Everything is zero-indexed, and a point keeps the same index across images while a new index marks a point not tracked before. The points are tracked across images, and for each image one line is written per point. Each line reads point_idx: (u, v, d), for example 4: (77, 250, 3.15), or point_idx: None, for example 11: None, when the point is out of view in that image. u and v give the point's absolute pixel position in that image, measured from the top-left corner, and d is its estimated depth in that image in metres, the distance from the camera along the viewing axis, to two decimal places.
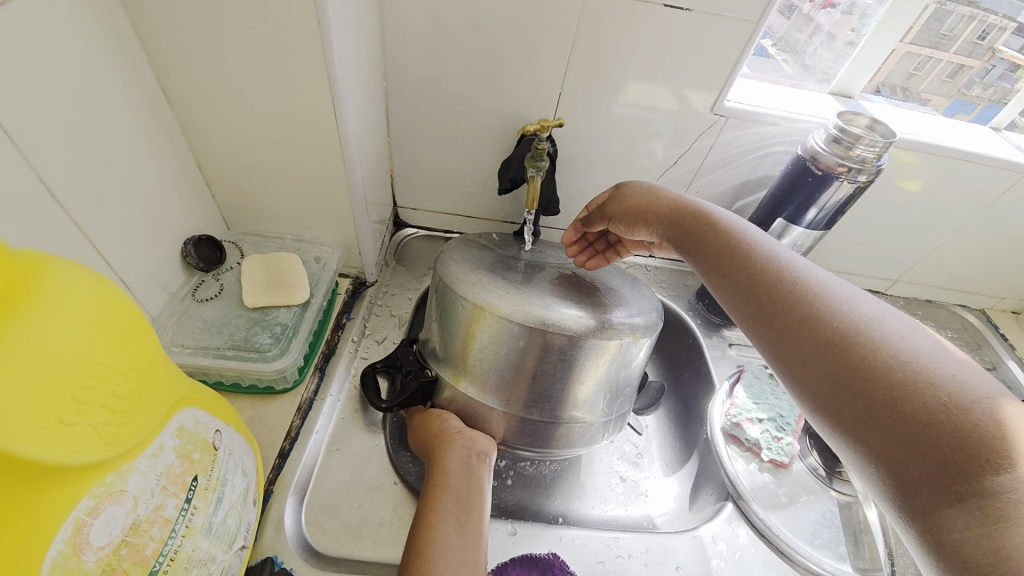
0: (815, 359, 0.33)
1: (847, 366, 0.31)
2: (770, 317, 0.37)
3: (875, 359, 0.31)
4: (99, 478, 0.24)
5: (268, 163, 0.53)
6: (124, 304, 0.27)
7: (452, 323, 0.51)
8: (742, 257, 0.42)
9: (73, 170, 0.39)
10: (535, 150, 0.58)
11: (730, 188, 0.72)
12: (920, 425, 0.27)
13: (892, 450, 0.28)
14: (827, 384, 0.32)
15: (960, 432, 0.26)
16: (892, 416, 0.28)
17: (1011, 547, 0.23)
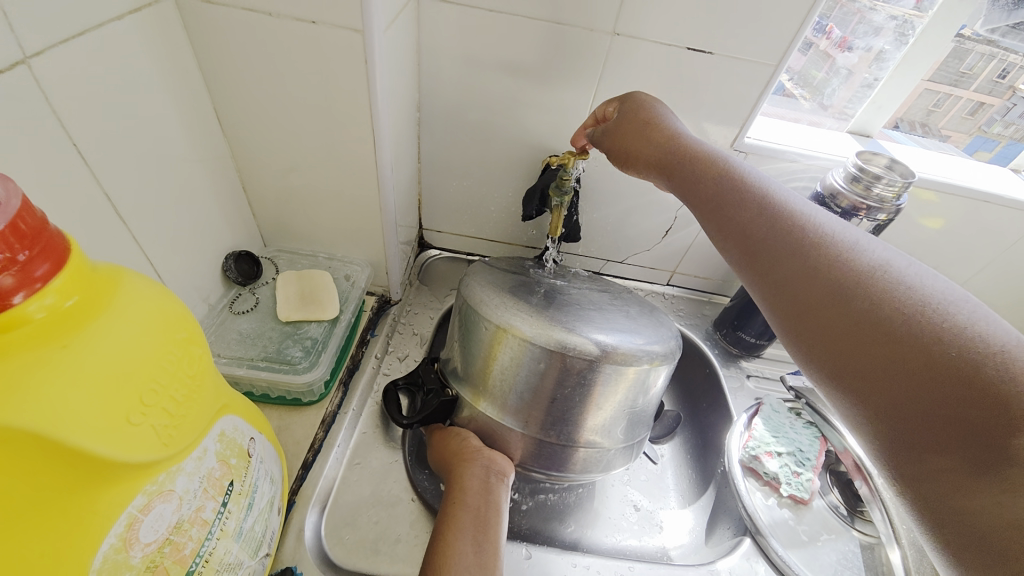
0: (844, 318, 0.32)
1: (872, 326, 0.31)
2: (803, 291, 0.35)
3: (902, 317, 0.30)
4: (153, 477, 0.26)
5: (307, 186, 0.56)
6: (184, 315, 0.29)
7: (475, 344, 0.52)
8: (733, 213, 0.41)
9: (135, 188, 0.42)
10: (560, 181, 0.60)
11: None
12: (934, 368, 0.27)
13: (922, 421, 0.27)
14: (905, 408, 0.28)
15: (957, 361, 0.27)
16: (911, 363, 0.28)
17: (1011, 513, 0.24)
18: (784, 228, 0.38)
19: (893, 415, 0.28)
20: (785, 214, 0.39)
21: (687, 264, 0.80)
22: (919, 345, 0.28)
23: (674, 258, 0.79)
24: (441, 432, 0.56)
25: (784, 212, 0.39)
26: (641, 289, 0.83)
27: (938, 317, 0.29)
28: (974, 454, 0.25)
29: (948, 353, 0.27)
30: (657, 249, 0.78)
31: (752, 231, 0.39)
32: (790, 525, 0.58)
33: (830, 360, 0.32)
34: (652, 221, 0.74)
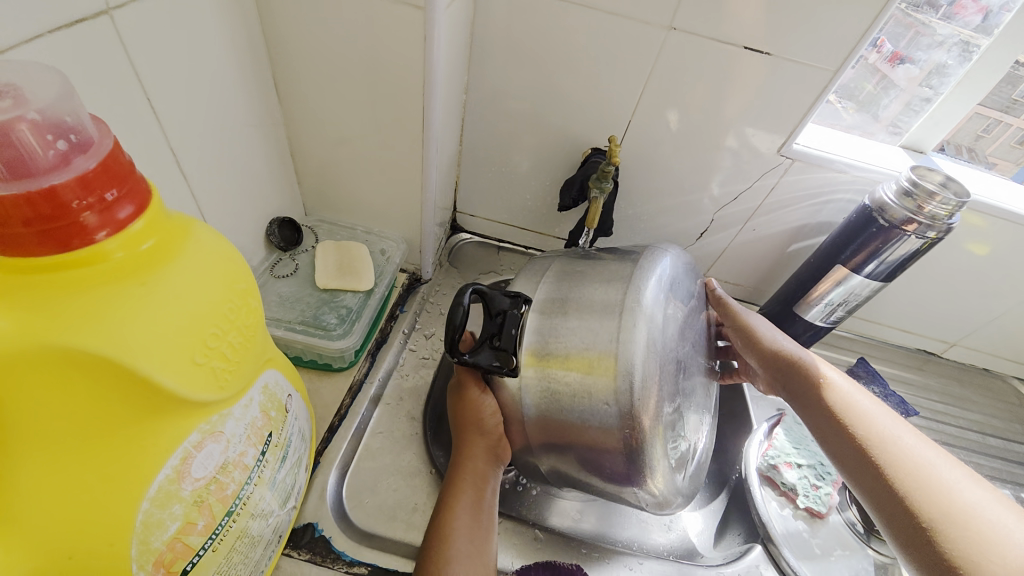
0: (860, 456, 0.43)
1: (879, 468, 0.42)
2: (832, 433, 0.46)
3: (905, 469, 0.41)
4: (206, 417, 0.27)
5: (353, 158, 0.57)
6: (244, 269, 0.30)
7: (580, 336, 0.43)
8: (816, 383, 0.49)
9: (196, 146, 0.44)
10: (601, 172, 0.60)
11: (788, 229, 0.71)
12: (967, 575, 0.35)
13: None
14: None
15: (929, 516, 0.38)
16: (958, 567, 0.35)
17: None
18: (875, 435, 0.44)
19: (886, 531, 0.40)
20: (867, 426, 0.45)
21: (718, 269, 0.79)
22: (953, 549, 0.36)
23: (707, 261, 0.78)
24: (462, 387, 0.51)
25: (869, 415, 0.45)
26: None
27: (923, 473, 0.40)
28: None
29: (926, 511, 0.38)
30: (689, 251, 0.77)
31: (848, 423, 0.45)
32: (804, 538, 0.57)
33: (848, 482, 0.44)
34: (687, 223, 0.73)
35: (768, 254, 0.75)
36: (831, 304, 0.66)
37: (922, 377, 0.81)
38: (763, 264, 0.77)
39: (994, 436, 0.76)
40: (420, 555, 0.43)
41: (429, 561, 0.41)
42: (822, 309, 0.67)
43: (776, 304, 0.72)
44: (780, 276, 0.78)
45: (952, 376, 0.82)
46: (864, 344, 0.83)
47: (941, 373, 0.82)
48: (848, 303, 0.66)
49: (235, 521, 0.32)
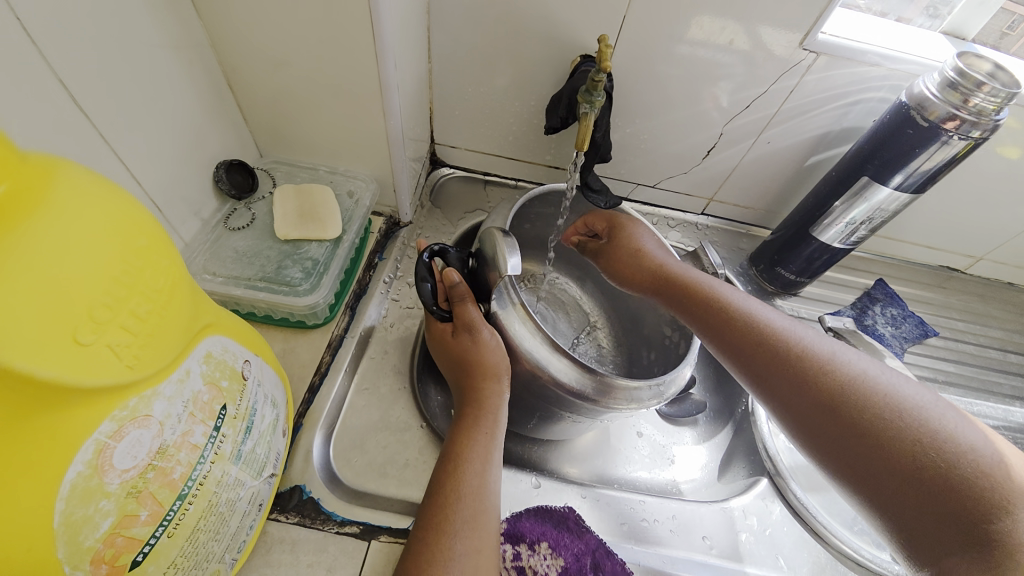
0: (859, 453, 0.35)
1: (887, 455, 0.33)
2: (817, 407, 0.38)
3: (901, 436, 0.33)
4: (122, 401, 0.23)
5: (301, 85, 0.49)
6: (143, 219, 0.24)
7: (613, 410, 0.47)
8: (731, 318, 0.45)
9: (97, 76, 0.36)
10: (591, 83, 0.50)
11: (806, 139, 0.63)
12: (921, 476, 0.32)
13: (900, 497, 0.32)
14: (890, 489, 0.33)
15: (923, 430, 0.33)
16: (893, 475, 0.33)
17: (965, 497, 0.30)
18: (807, 380, 0.39)
19: (906, 531, 0.32)
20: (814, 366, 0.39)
21: (727, 192, 0.72)
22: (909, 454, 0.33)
23: (714, 183, 0.71)
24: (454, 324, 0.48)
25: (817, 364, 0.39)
26: (673, 218, 0.76)
27: (925, 433, 0.33)
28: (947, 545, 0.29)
29: (964, 481, 0.30)
30: (695, 172, 0.70)
31: (784, 384, 0.40)
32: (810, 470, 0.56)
33: (855, 475, 0.35)
34: (693, 140, 0.65)
35: (783, 171, 0.68)
36: (854, 223, 0.59)
37: (943, 295, 0.76)
38: (777, 182, 0.69)
39: (1014, 352, 0.72)
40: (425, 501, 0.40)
41: (439, 517, 0.38)
42: (843, 228, 0.60)
43: (792, 223, 0.65)
44: (795, 194, 0.70)
45: (974, 292, 0.77)
46: (882, 264, 0.77)
47: (964, 290, 0.77)
48: (872, 221, 0.59)
49: (193, 503, 0.29)
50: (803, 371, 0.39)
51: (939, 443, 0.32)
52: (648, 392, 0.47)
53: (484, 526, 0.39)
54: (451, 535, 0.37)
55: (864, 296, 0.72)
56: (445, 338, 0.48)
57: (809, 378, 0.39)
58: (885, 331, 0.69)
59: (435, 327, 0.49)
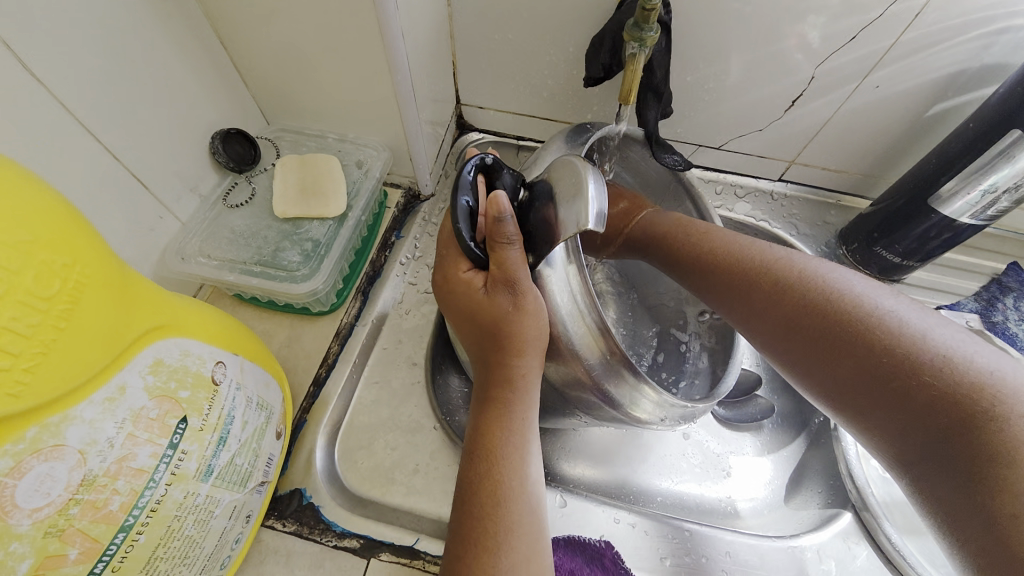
0: (855, 388, 0.31)
1: (883, 378, 0.30)
2: (808, 342, 0.34)
3: (892, 356, 0.30)
4: (14, 434, 0.19)
5: (294, 38, 0.42)
6: (28, 206, 0.19)
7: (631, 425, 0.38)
8: (711, 255, 0.41)
9: (49, 37, 0.31)
10: (641, 14, 0.38)
11: (930, 82, 0.48)
12: (928, 400, 0.28)
13: (911, 429, 0.29)
14: (894, 419, 0.29)
15: (909, 342, 0.30)
16: (900, 403, 0.29)
17: (969, 413, 0.27)
18: (793, 310, 0.35)
19: (922, 474, 0.28)
20: (795, 291, 0.35)
21: (814, 152, 0.58)
22: (903, 372, 0.29)
23: (797, 142, 0.57)
24: (489, 275, 0.34)
25: (801, 289, 0.35)
26: (742, 186, 0.63)
27: (913, 344, 0.30)
28: (948, 466, 0.27)
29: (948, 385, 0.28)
30: (773, 129, 0.56)
31: (769, 315, 0.36)
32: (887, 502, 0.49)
33: (857, 412, 0.31)
34: (772, 88, 0.52)
35: (891, 126, 0.53)
36: (994, 191, 0.45)
37: None
38: (883, 140, 0.55)
39: None
40: (455, 513, 0.31)
41: (481, 528, 0.29)
42: (978, 200, 0.46)
43: (903, 195, 0.51)
44: (907, 155, 0.56)
45: None
46: None
47: None
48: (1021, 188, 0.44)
49: (145, 532, 0.25)
50: (783, 303, 0.35)
51: (940, 357, 0.29)
52: (672, 415, 0.37)
53: (540, 543, 0.30)
54: (496, 552, 0.28)
55: (993, 284, 0.58)
56: (472, 297, 0.34)
57: (790, 307, 0.35)
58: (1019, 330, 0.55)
59: (457, 272, 0.34)
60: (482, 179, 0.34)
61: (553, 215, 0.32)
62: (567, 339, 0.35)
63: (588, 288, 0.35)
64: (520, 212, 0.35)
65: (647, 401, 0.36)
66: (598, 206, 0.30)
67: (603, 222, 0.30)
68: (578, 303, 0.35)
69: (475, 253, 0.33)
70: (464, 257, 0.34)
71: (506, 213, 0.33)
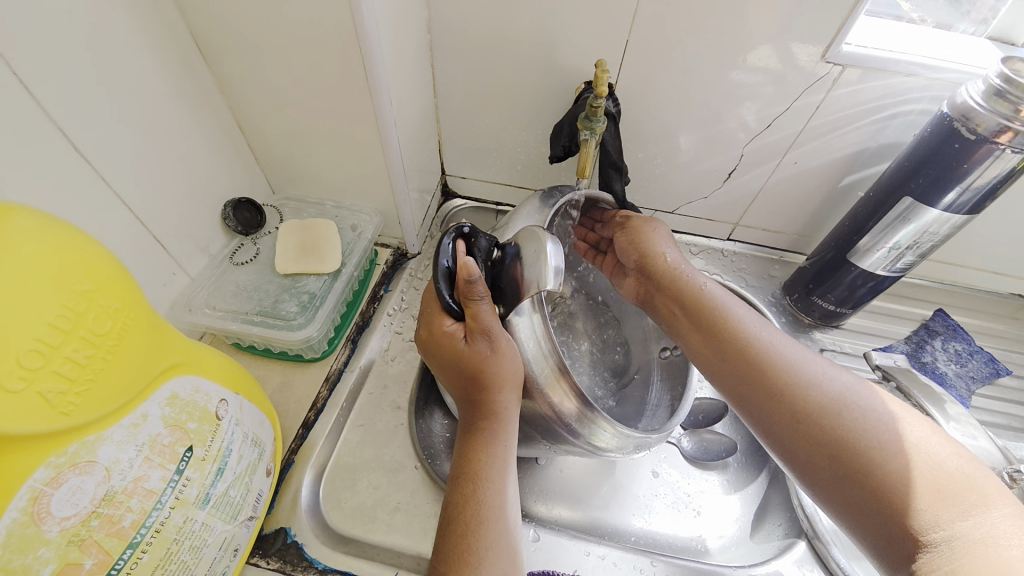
0: (820, 455, 0.36)
1: (848, 462, 0.34)
2: (769, 395, 0.39)
3: (839, 432, 0.35)
4: (59, 448, 0.23)
5: (303, 124, 0.50)
6: (94, 260, 0.25)
7: (593, 454, 0.42)
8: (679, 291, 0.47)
9: (102, 128, 0.38)
10: (590, 109, 0.48)
11: (839, 158, 0.58)
12: (871, 477, 0.33)
13: (860, 493, 0.34)
14: (838, 478, 0.35)
15: (851, 425, 0.35)
16: (844, 470, 0.34)
17: (898, 481, 0.33)
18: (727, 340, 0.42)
19: (845, 499, 0.34)
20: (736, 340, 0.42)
21: (754, 215, 0.67)
22: (855, 450, 0.34)
23: (739, 207, 0.66)
24: (467, 327, 0.39)
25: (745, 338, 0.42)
26: (695, 244, 0.71)
27: (857, 426, 0.35)
28: (872, 509, 0.33)
29: (879, 453, 0.34)
30: (715, 196, 0.65)
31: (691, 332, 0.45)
32: (995, 464, 0.47)
33: (783, 439, 0.38)
34: (710, 163, 0.61)
35: (814, 193, 0.62)
36: (899, 247, 0.53)
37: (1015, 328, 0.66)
38: (809, 205, 0.64)
39: None
40: (439, 529, 0.34)
41: (461, 547, 0.32)
42: (887, 254, 0.54)
43: (828, 251, 0.59)
44: (831, 217, 0.64)
45: None
46: (942, 293, 0.68)
47: None
48: (920, 246, 0.52)
49: (148, 552, 0.28)
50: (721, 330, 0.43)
51: (887, 436, 0.35)
52: (633, 442, 0.41)
53: (516, 565, 0.33)
54: (474, 566, 0.31)
55: (922, 328, 0.65)
56: (453, 345, 0.38)
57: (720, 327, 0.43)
58: (947, 370, 0.62)
59: (440, 325, 0.39)
60: (461, 243, 0.40)
61: (521, 274, 0.39)
62: (534, 378, 0.40)
63: (551, 336, 0.39)
64: (492, 269, 0.41)
65: (606, 432, 0.40)
66: (554, 264, 0.38)
67: (559, 276, 0.38)
68: (541, 347, 0.40)
69: (453, 307, 0.39)
70: (445, 313, 0.40)
71: (476, 275, 0.38)
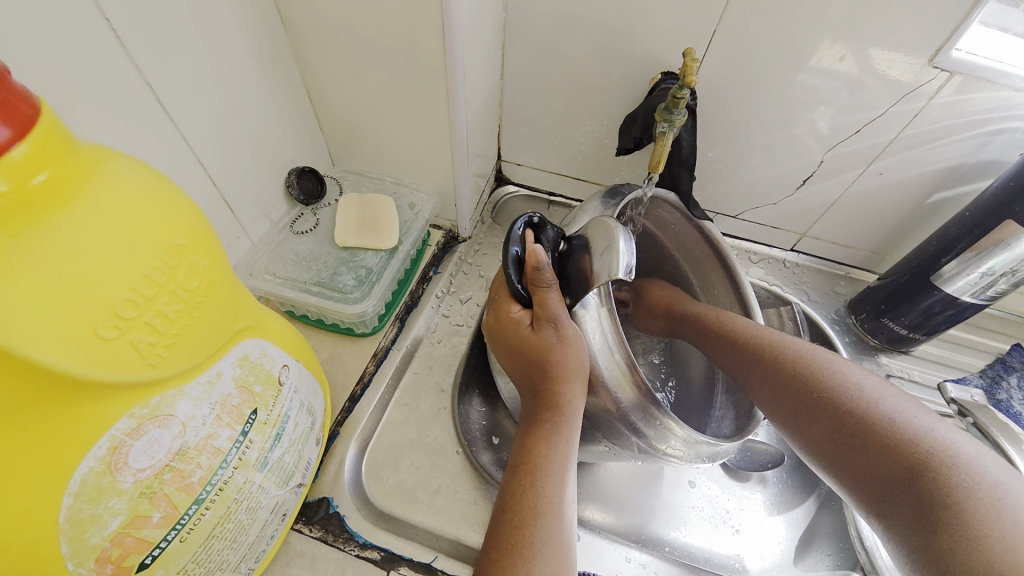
0: (851, 438, 0.36)
1: (884, 451, 0.34)
2: (798, 402, 0.40)
3: (862, 418, 0.36)
4: (141, 400, 0.23)
5: (371, 95, 0.49)
6: (185, 217, 0.24)
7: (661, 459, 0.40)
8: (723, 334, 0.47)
9: (184, 85, 0.38)
10: (671, 100, 0.45)
11: (930, 172, 0.54)
12: (911, 480, 0.32)
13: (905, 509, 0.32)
14: (871, 458, 0.34)
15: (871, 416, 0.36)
16: (877, 456, 0.34)
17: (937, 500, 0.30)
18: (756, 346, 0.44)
19: (884, 504, 0.33)
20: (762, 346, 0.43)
21: (824, 226, 0.63)
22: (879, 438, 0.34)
23: (808, 216, 0.63)
24: (534, 315, 0.38)
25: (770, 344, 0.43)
26: (755, 252, 0.68)
27: (873, 410, 0.36)
28: (910, 496, 0.32)
29: (907, 441, 0.33)
30: (784, 203, 0.62)
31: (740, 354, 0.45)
32: None
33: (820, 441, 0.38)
34: (784, 168, 0.58)
35: (895, 208, 0.58)
36: (992, 273, 0.49)
37: None
38: (888, 220, 0.60)
39: None
40: (494, 514, 0.34)
41: (517, 536, 0.32)
42: (976, 279, 0.50)
43: (906, 274, 0.55)
44: (911, 235, 0.60)
45: None
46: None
47: None
48: (1017, 272, 0.48)
49: (210, 509, 0.28)
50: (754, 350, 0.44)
51: (916, 434, 0.34)
52: (708, 451, 0.39)
53: (570, 562, 0.32)
54: (529, 557, 0.31)
55: (998, 362, 0.60)
56: (519, 332, 0.38)
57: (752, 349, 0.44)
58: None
59: (506, 311, 0.39)
60: (531, 232, 0.39)
61: (589, 266, 0.37)
62: (600, 373, 0.38)
63: (618, 329, 0.38)
64: (559, 261, 0.40)
65: (677, 439, 0.38)
66: (626, 257, 0.35)
67: (631, 275, 0.36)
68: (608, 342, 0.38)
69: (520, 294, 0.38)
70: (513, 299, 0.39)
71: (543, 263, 0.37)
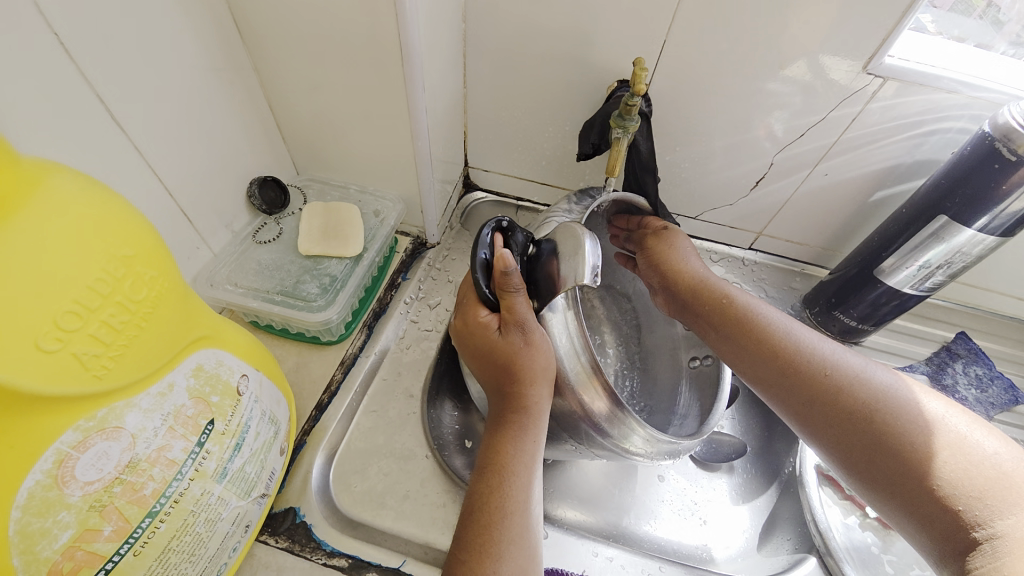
0: (841, 417, 0.37)
1: (872, 433, 0.35)
2: (784, 375, 0.40)
3: (852, 398, 0.37)
4: (88, 412, 0.23)
5: (332, 104, 0.50)
6: (132, 227, 0.25)
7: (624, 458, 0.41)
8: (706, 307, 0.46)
9: (137, 97, 0.38)
10: (624, 107, 0.47)
11: (871, 172, 0.57)
12: (901, 465, 0.34)
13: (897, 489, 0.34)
14: (861, 440, 0.36)
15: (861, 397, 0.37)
16: (864, 436, 0.36)
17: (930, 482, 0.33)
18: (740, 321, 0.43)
19: (880, 485, 0.35)
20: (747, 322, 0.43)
21: (778, 225, 0.66)
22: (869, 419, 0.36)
23: (763, 216, 0.65)
24: (502, 318, 0.39)
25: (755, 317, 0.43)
26: (716, 251, 0.71)
27: (862, 389, 0.37)
28: (903, 477, 0.34)
29: (894, 425, 0.35)
30: (740, 204, 0.65)
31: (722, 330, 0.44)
32: None
33: (807, 415, 0.38)
34: (738, 170, 0.61)
35: (842, 206, 0.61)
36: (929, 266, 0.52)
37: None
38: (836, 218, 0.63)
39: None
40: (460, 515, 0.34)
41: (483, 536, 0.32)
42: (916, 272, 0.53)
43: (853, 268, 0.58)
44: (859, 232, 0.63)
45: None
46: (965, 315, 0.67)
47: None
48: (952, 265, 0.51)
49: (165, 522, 0.28)
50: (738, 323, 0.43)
51: (904, 417, 0.35)
52: (671, 447, 0.40)
53: (534, 559, 0.33)
54: (495, 556, 0.31)
55: (943, 350, 0.64)
56: (486, 335, 0.39)
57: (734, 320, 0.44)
58: (967, 395, 0.60)
59: (475, 315, 0.40)
60: (499, 237, 0.40)
61: (557, 270, 0.38)
62: (565, 375, 0.39)
63: (584, 333, 0.39)
64: (529, 264, 0.41)
65: (639, 436, 0.39)
66: (592, 261, 0.37)
67: (596, 278, 0.37)
68: (574, 345, 0.39)
69: (488, 297, 0.39)
70: (481, 303, 0.40)
71: (512, 266, 0.39)
